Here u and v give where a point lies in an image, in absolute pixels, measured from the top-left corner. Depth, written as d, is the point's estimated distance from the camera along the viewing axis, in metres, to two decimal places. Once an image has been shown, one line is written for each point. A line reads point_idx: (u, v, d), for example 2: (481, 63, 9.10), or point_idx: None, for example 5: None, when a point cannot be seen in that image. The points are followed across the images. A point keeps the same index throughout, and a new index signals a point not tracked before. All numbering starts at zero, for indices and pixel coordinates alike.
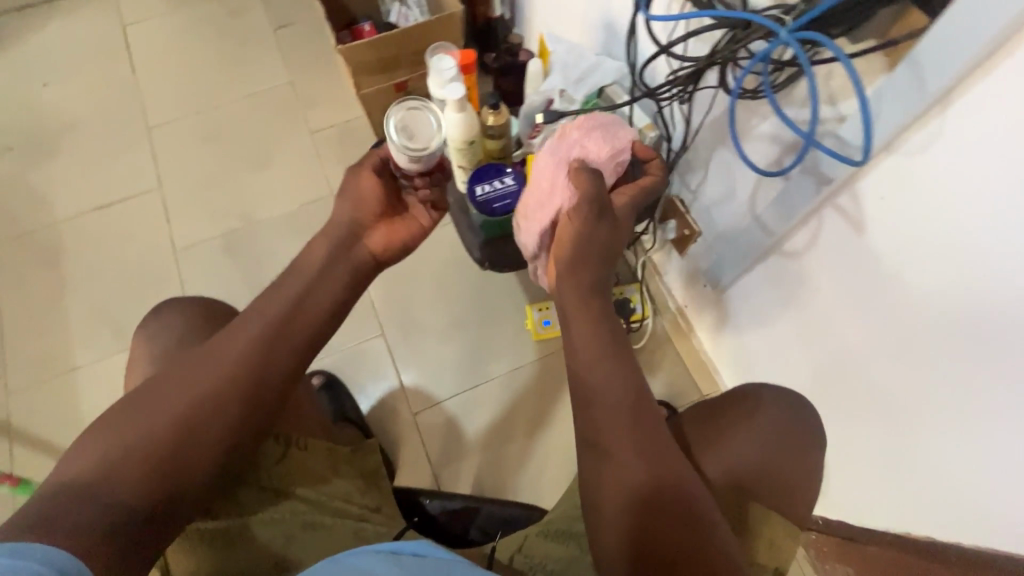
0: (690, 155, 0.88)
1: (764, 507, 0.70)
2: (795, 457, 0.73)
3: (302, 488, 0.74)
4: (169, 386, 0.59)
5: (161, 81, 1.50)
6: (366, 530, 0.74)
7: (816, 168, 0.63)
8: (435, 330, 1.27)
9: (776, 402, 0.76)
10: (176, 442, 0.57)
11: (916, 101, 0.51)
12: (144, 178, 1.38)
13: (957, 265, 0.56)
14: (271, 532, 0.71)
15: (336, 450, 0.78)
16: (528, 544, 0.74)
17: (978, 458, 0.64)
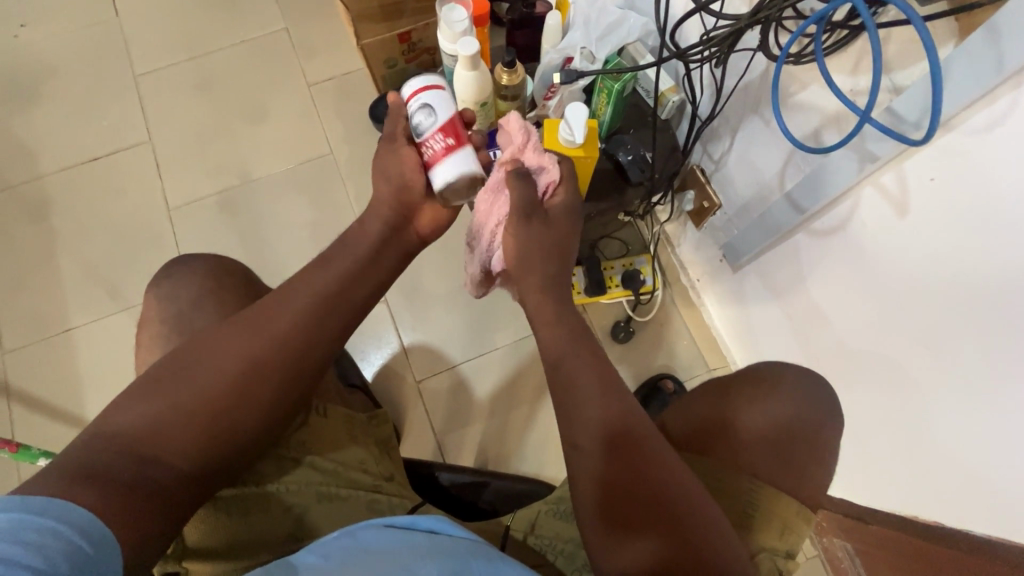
0: (718, 122, 0.81)
1: (766, 486, 0.65)
2: (813, 426, 0.68)
3: (318, 457, 0.73)
4: (218, 351, 0.59)
5: (147, 23, 1.42)
6: (380, 503, 0.72)
7: (861, 143, 0.57)
8: (438, 297, 1.23)
9: (798, 379, 0.70)
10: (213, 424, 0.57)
11: (987, 77, 0.45)
12: (133, 129, 1.33)
13: (1011, 256, 0.51)
14: (285, 503, 0.69)
15: (354, 418, 0.78)
16: (540, 523, 0.72)
17: (1005, 459, 0.60)
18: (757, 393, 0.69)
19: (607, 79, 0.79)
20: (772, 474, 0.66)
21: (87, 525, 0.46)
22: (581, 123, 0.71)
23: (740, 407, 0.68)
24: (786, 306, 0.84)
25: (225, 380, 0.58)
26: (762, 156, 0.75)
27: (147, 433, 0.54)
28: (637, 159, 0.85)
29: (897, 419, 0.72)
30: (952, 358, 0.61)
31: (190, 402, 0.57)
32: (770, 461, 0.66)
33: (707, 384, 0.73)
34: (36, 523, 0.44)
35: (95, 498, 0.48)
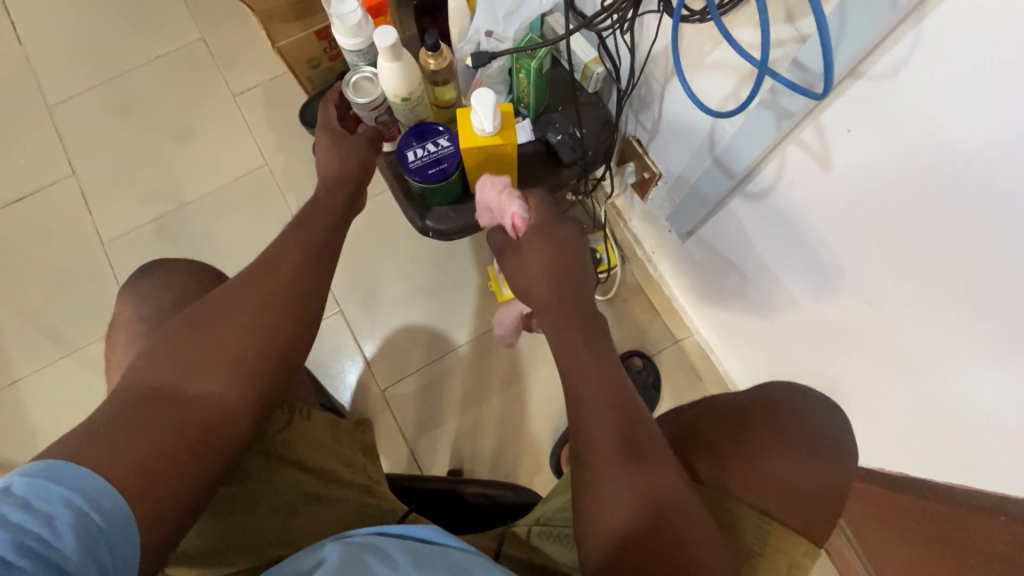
0: (642, 89, 0.77)
1: (775, 523, 0.56)
2: (828, 430, 0.60)
3: (304, 455, 0.67)
4: (223, 327, 0.56)
5: (54, 49, 1.34)
6: (369, 507, 0.68)
7: (774, 100, 0.54)
8: (395, 300, 1.20)
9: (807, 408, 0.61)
10: (228, 401, 0.53)
11: (884, 19, 0.41)
12: (54, 164, 1.27)
13: (954, 205, 0.47)
14: (276, 503, 0.63)
15: (339, 424, 0.73)
16: (533, 543, 0.63)
17: (964, 402, 0.59)
18: (767, 417, 0.60)
19: (522, 58, 0.75)
20: (785, 512, 0.57)
21: (104, 500, 0.43)
22: (489, 109, 0.67)
23: (754, 428, 0.59)
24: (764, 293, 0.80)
25: (237, 353, 0.55)
26: (692, 120, 0.71)
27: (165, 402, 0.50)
28: (566, 139, 0.83)
29: (862, 376, 0.71)
30: (945, 324, 0.55)
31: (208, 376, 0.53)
32: (782, 496, 0.57)
33: (710, 404, 0.64)
34: (47, 492, 0.41)
35: (123, 463, 0.45)
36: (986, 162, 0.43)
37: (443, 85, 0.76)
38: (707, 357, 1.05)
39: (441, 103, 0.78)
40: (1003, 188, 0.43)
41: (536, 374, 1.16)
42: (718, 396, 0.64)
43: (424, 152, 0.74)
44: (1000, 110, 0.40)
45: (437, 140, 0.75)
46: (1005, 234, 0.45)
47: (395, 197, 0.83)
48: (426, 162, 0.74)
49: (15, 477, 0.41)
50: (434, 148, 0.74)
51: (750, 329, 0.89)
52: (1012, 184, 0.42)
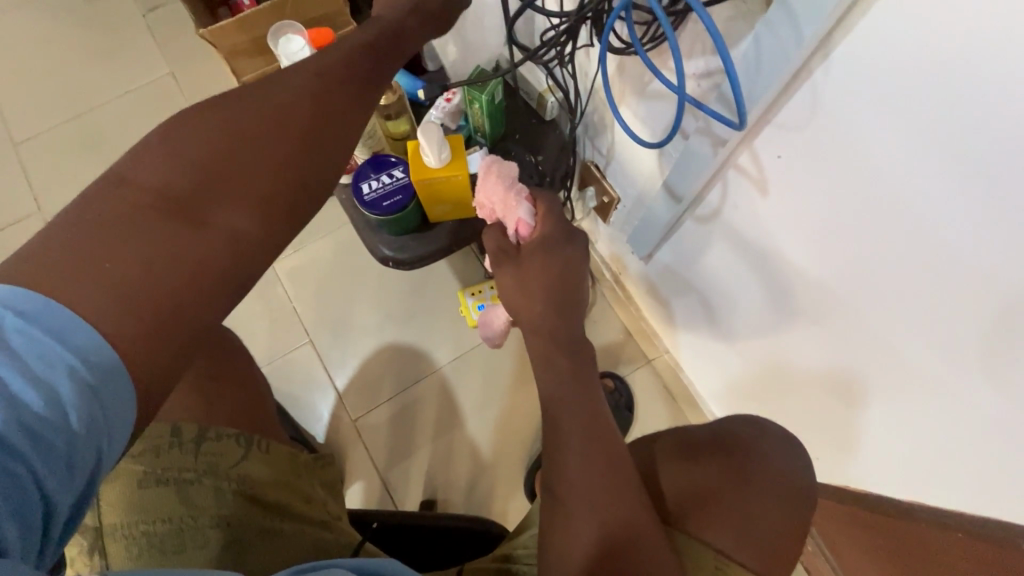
0: (594, 117, 0.78)
1: (735, 567, 0.54)
2: (780, 453, 0.61)
3: (260, 491, 0.67)
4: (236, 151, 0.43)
5: (22, 86, 1.34)
6: (326, 540, 0.66)
7: (709, 128, 0.55)
8: (366, 329, 1.19)
9: (749, 427, 0.64)
10: (232, 239, 0.41)
11: (792, 52, 0.42)
12: (19, 201, 1.26)
13: (889, 220, 0.47)
14: (225, 536, 0.62)
15: (298, 458, 0.75)
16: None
17: (917, 418, 0.59)
18: (716, 457, 0.61)
19: (473, 90, 0.76)
20: (743, 548, 0.55)
21: (110, 370, 0.33)
22: (436, 141, 0.69)
23: (715, 461, 0.60)
24: (719, 310, 0.81)
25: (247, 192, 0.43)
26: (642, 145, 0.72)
27: (148, 230, 0.38)
28: (524, 164, 0.84)
29: (822, 396, 0.71)
30: (896, 343, 0.55)
31: (165, 167, 0.41)
32: (738, 532, 0.55)
33: (676, 433, 0.64)
34: (44, 346, 0.30)
35: (122, 311, 0.34)
36: (917, 186, 0.44)
37: (396, 119, 0.77)
38: (678, 377, 1.05)
39: (395, 135, 0.78)
40: (928, 210, 0.44)
41: (509, 399, 1.14)
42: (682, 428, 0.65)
43: (379, 184, 0.75)
44: (924, 133, 0.41)
45: (391, 171, 0.75)
46: (937, 248, 0.45)
47: (355, 228, 0.83)
48: (381, 194, 0.74)
49: (8, 314, 0.30)
50: (389, 180, 0.74)
51: (715, 351, 0.89)
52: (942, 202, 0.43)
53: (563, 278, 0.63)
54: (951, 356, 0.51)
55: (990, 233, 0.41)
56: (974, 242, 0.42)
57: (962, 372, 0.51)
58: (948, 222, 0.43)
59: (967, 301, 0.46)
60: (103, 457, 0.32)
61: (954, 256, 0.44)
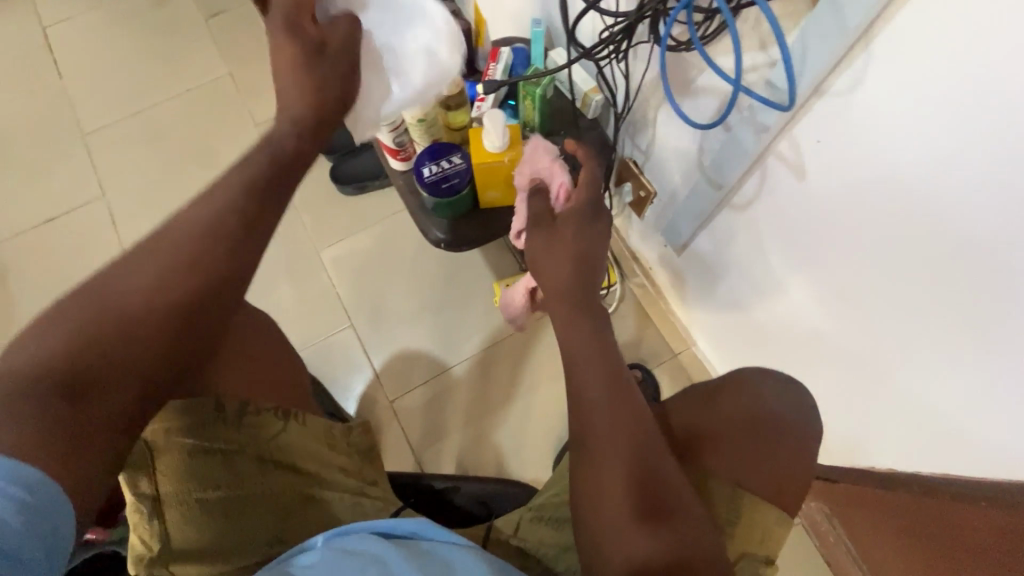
0: (637, 114, 0.84)
1: (750, 497, 0.64)
2: (787, 403, 0.70)
3: (299, 460, 0.71)
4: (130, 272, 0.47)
5: (91, 81, 1.45)
6: (365, 505, 0.71)
7: (753, 116, 0.61)
8: (405, 315, 1.25)
9: (764, 377, 0.72)
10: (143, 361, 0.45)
11: (836, 42, 0.48)
12: (85, 187, 1.35)
13: (912, 201, 0.53)
14: (274, 505, 0.66)
15: (333, 429, 0.76)
16: (523, 527, 0.70)
17: (934, 388, 0.65)
18: (729, 394, 0.71)
19: (529, 85, 0.83)
20: (752, 478, 0.65)
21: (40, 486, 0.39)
22: (501, 128, 0.75)
23: (724, 405, 0.70)
24: (745, 295, 0.87)
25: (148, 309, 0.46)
26: (681, 139, 0.78)
27: (81, 359, 0.43)
28: (567, 157, 0.89)
29: (847, 376, 0.76)
30: (918, 321, 0.61)
31: (102, 296, 0.46)
32: (751, 464, 0.66)
33: (694, 390, 0.74)
34: None
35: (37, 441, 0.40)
36: (944, 167, 0.49)
37: (456, 109, 0.84)
38: (704, 369, 1.10)
39: (455, 125, 0.84)
40: (948, 191, 0.50)
41: (539, 387, 1.19)
42: (697, 385, 0.75)
43: (439, 168, 0.80)
44: (953, 119, 0.46)
45: (451, 157, 0.81)
46: (954, 227, 0.51)
47: (408, 209, 0.89)
48: (441, 176, 0.80)
49: None
50: (448, 164, 0.80)
51: (742, 339, 0.94)
52: (966, 182, 0.48)
53: (583, 266, 0.66)
54: (964, 328, 0.57)
55: (1002, 214, 0.47)
56: (987, 221, 0.49)
57: (973, 341, 0.57)
58: (963, 203, 0.50)
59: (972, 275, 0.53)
60: (50, 554, 0.39)
61: (969, 234, 0.51)
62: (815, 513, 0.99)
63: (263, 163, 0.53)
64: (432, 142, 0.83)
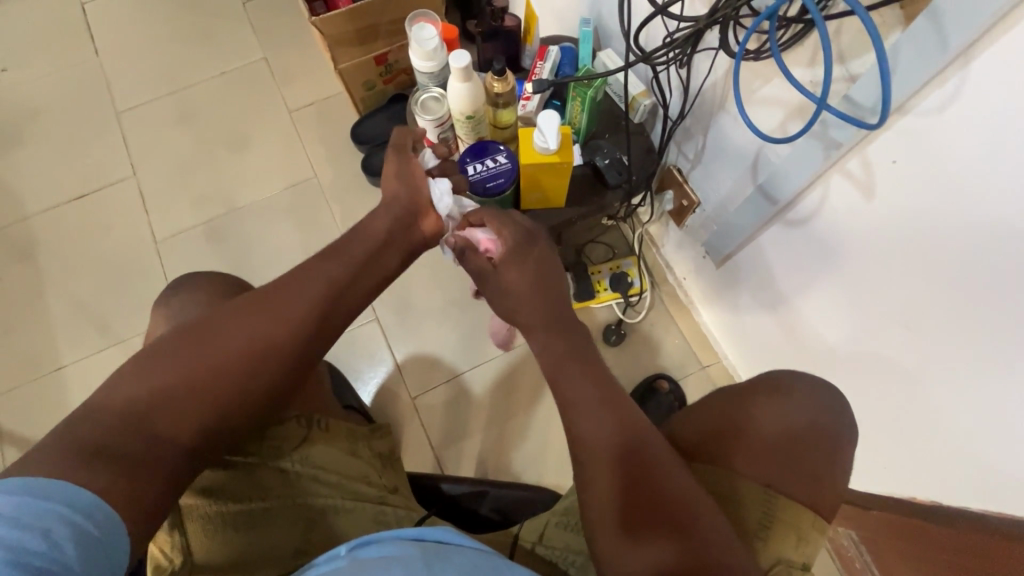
0: (689, 123, 0.82)
1: (784, 498, 0.64)
2: (832, 417, 0.68)
3: (325, 466, 0.69)
4: (221, 329, 0.57)
5: (127, 59, 1.44)
6: (386, 515, 0.68)
7: (823, 132, 0.59)
8: (430, 311, 1.24)
9: (810, 392, 0.69)
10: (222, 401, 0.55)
11: (934, 59, 0.46)
12: (117, 165, 1.35)
13: (992, 226, 0.51)
14: (296, 514, 0.65)
15: (356, 432, 0.73)
16: (549, 533, 0.68)
17: (986, 420, 0.63)
18: (771, 399, 0.69)
19: (579, 87, 0.82)
20: (783, 480, 0.65)
21: (102, 520, 0.45)
22: (554, 129, 0.74)
23: (763, 408, 0.68)
24: (784, 309, 0.85)
25: (231, 365, 0.56)
26: (736, 150, 0.75)
27: (165, 398, 0.53)
28: (614, 163, 0.87)
29: (892, 396, 0.74)
30: (979, 344, 0.59)
31: (185, 346, 0.55)
32: (788, 467, 0.65)
33: (722, 391, 0.72)
34: (43, 509, 0.43)
35: (99, 473, 0.47)
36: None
37: (504, 108, 0.81)
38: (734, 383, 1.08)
39: (501, 123, 0.82)
40: (1003, 199, 0.49)
41: None
42: (729, 386, 0.73)
43: (482, 167, 0.79)
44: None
45: (496, 157, 0.79)
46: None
47: None
48: (484, 176, 0.79)
49: (33, 498, 0.43)
50: (492, 164, 0.78)
51: (780, 355, 0.91)
52: None
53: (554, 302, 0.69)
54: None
55: None
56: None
57: None
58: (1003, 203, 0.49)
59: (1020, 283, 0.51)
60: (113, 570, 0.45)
61: (1017, 235, 0.49)
62: (842, 539, 0.97)
63: (340, 275, 0.64)
64: (476, 140, 0.82)
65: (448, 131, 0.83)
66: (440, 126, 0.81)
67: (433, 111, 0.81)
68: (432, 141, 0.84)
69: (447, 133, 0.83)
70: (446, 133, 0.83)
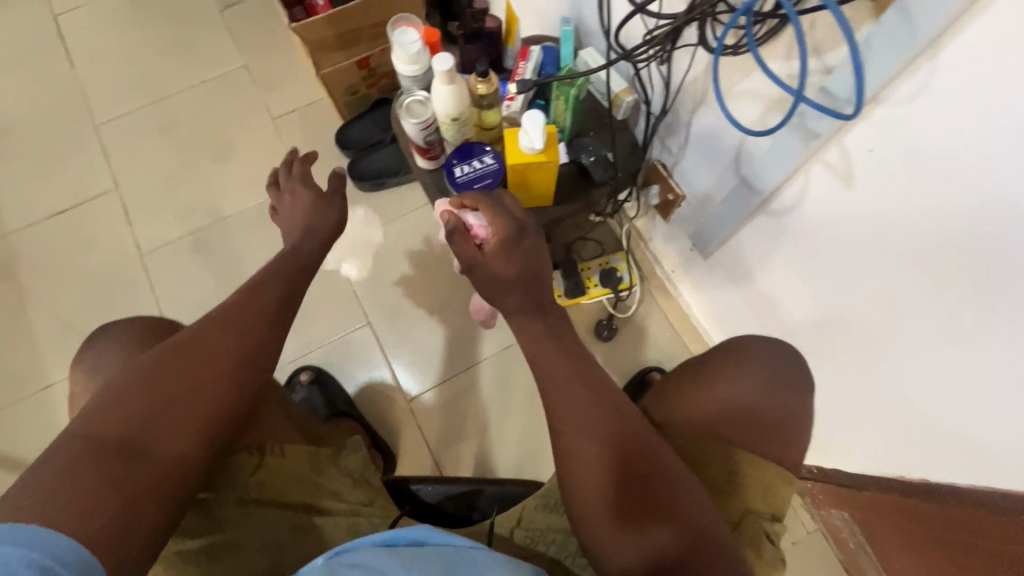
0: (672, 118, 0.83)
1: (745, 453, 0.67)
2: (784, 410, 0.70)
3: (284, 491, 0.69)
4: (184, 360, 0.58)
5: (105, 71, 1.42)
6: (360, 524, 0.69)
7: (803, 124, 0.60)
8: (422, 314, 1.24)
9: (768, 353, 0.73)
10: (196, 425, 0.57)
11: (905, 49, 0.48)
12: (98, 179, 1.33)
13: (971, 205, 0.52)
14: (262, 541, 0.67)
15: (318, 454, 0.72)
16: (527, 517, 0.69)
17: (968, 397, 0.64)
18: (727, 366, 0.72)
19: (563, 85, 0.83)
20: (740, 438, 0.69)
21: (62, 550, 0.45)
22: (540, 128, 0.74)
23: (720, 379, 0.72)
24: (758, 285, 0.87)
25: (198, 393, 0.57)
26: (718, 143, 0.77)
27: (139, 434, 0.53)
28: (600, 160, 0.87)
29: (875, 376, 0.76)
30: (942, 312, 0.61)
31: (148, 383, 0.56)
32: (747, 431, 0.69)
33: (688, 362, 0.76)
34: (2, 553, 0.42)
35: (83, 515, 0.47)
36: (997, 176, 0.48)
37: (489, 109, 0.83)
38: None
39: (486, 124, 0.83)
40: (980, 175, 0.50)
41: None
42: (690, 360, 0.76)
43: (469, 168, 0.80)
44: (998, 134, 0.47)
45: (482, 157, 0.80)
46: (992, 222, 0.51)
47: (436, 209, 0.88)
48: (471, 178, 0.80)
49: None
50: (478, 165, 0.80)
51: None
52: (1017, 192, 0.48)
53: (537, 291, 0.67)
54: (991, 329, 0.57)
55: None
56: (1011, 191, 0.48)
57: (995, 335, 0.57)
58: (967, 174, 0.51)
59: (976, 248, 0.54)
60: None
61: (993, 212, 0.50)
62: (836, 520, 0.99)
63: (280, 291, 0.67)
64: (461, 142, 0.82)
65: (435, 134, 0.82)
66: (427, 129, 0.80)
67: (421, 113, 0.79)
68: (418, 146, 0.83)
69: (434, 136, 0.82)
70: (433, 137, 0.82)
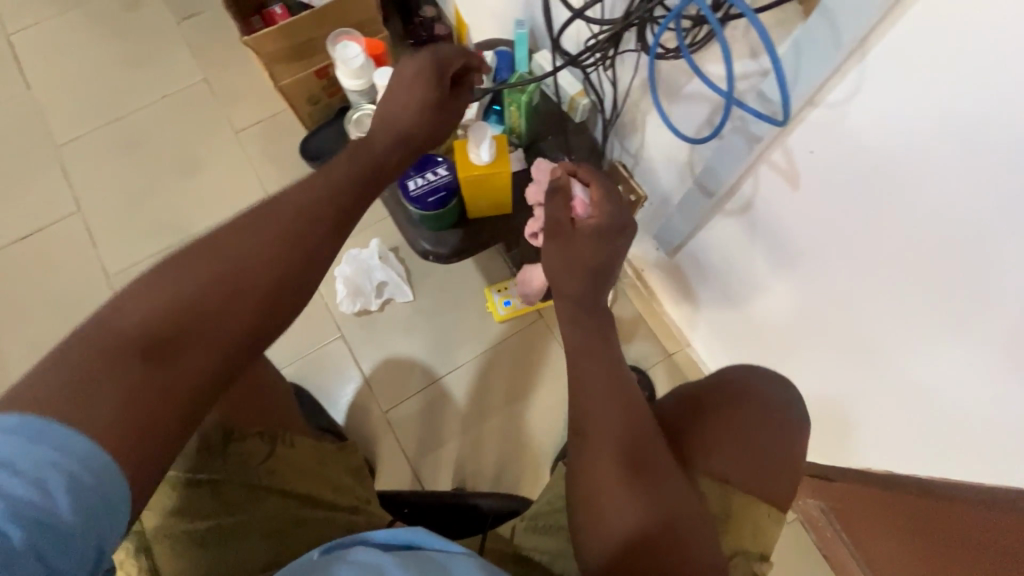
0: (625, 120, 0.82)
1: (739, 494, 0.63)
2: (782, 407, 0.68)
3: (292, 481, 0.67)
4: (218, 246, 0.49)
5: (62, 91, 1.40)
6: (358, 523, 0.67)
7: (745, 127, 0.60)
8: (395, 323, 1.23)
9: (761, 378, 0.70)
10: (232, 332, 0.47)
11: (831, 53, 0.47)
12: (61, 201, 1.31)
13: (915, 205, 0.51)
14: (265, 526, 0.63)
15: (321, 446, 0.74)
16: (519, 540, 0.70)
17: (923, 397, 0.64)
18: (728, 403, 0.68)
19: (513, 93, 0.82)
20: (733, 470, 0.64)
21: (97, 465, 0.38)
22: (486, 139, 0.74)
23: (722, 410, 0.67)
24: (746, 299, 0.84)
25: (249, 284, 0.49)
26: (671, 145, 0.76)
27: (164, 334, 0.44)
28: (557, 165, 0.87)
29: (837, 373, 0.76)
30: (901, 318, 0.60)
31: (184, 266, 0.47)
32: (749, 470, 0.64)
33: (683, 390, 0.73)
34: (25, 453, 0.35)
35: (118, 422, 0.39)
36: (937, 176, 0.48)
37: None
38: (699, 370, 1.09)
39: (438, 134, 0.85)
40: (924, 178, 0.49)
41: (534, 392, 1.18)
42: (688, 386, 0.73)
43: (423, 180, 0.79)
44: (932, 135, 0.46)
45: (436, 169, 0.79)
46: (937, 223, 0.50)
47: (395, 220, 0.88)
48: (425, 190, 0.79)
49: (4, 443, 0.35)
50: (432, 176, 0.79)
51: (739, 338, 0.93)
52: (957, 193, 0.47)
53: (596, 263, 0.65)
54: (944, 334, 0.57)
55: (991, 214, 0.46)
56: (956, 195, 0.47)
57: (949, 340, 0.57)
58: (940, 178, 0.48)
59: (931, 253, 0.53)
60: (101, 542, 0.37)
61: (935, 213, 0.50)
62: (813, 511, 0.99)
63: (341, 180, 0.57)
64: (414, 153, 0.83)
65: None
66: None
67: None
68: None
69: None
70: None
